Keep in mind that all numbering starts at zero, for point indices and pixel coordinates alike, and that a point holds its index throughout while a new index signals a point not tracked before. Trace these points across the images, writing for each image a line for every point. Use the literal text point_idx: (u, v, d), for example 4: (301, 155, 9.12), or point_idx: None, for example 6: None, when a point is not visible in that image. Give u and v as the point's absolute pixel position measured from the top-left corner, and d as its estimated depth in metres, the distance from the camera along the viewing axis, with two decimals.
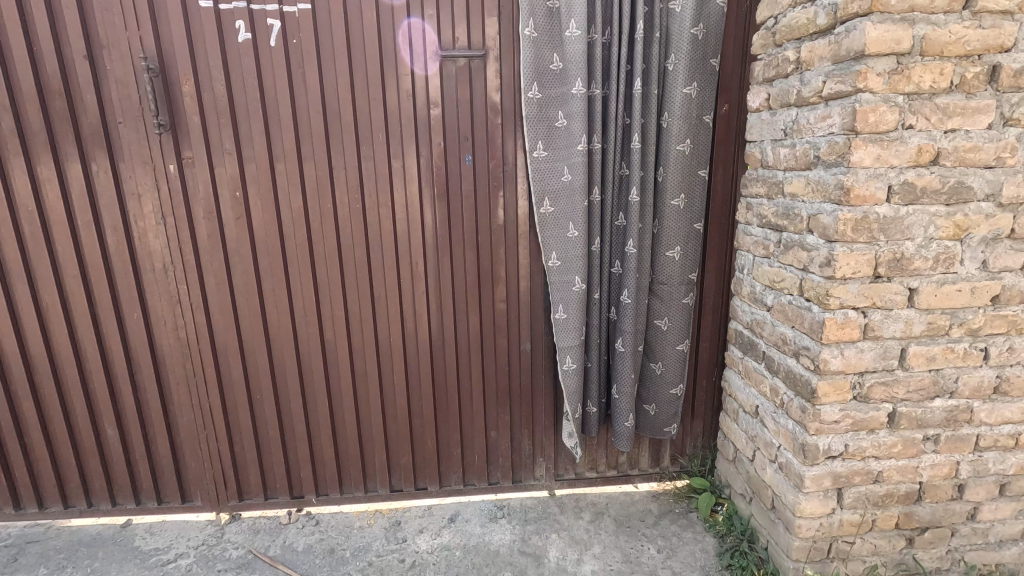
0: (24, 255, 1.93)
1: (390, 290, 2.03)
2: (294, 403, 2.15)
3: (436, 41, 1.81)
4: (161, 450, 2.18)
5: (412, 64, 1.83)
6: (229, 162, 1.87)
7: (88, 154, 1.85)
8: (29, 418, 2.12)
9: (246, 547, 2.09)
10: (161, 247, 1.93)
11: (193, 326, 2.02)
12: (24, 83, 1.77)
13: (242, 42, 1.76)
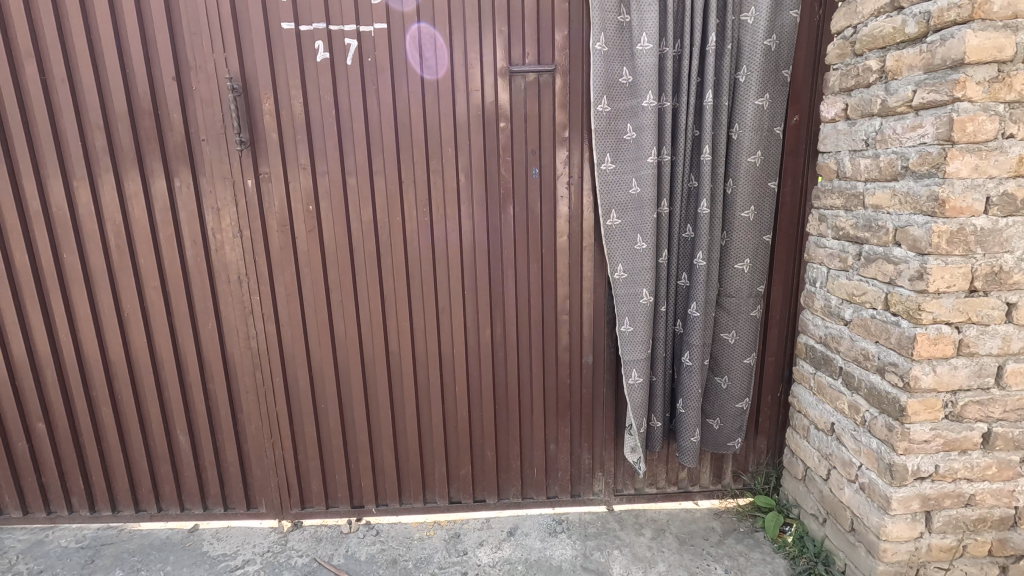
0: (109, 266, 2.02)
1: (455, 302, 2.05)
2: (357, 414, 2.18)
3: (432, 69, 1.85)
4: (229, 456, 2.24)
5: (407, 43, 1.82)
6: (304, 176, 1.92)
7: (172, 170, 1.93)
8: (107, 423, 2.20)
9: (310, 555, 2.11)
10: (237, 259, 1.99)
11: (263, 336, 2.07)
12: (117, 104, 1.86)
13: (321, 61, 1.82)
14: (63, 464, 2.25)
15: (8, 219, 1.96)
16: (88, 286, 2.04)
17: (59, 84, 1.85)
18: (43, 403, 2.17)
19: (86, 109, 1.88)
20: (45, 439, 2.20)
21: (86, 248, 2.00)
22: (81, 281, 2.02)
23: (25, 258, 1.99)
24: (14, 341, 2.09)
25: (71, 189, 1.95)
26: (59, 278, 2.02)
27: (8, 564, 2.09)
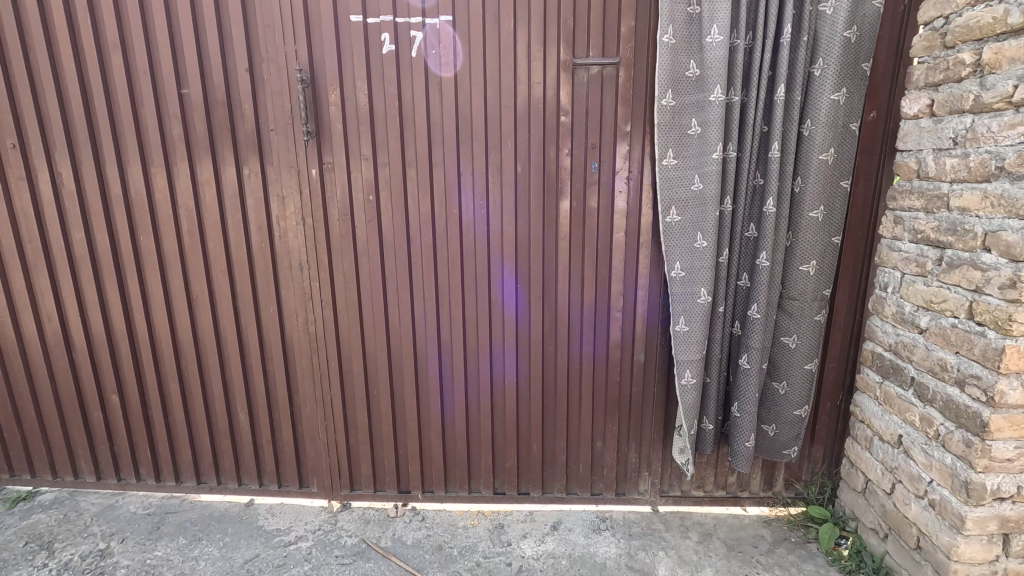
0: (181, 250, 2.12)
1: (508, 294, 2.06)
2: (407, 402, 2.22)
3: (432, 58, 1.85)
4: (285, 436, 2.32)
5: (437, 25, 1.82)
6: (366, 167, 1.96)
7: (242, 159, 2.00)
8: (174, 398, 2.31)
9: (359, 536, 2.17)
10: (299, 246, 2.05)
11: (321, 322, 2.13)
12: (193, 94, 1.95)
13: (386, 53, 1.85)
14: (133, 435, 2.39)
15: (92, 202, 2.08)
16: (161, 268, 2.14)
17: (142, 75, 1.95)
18: (117, 377, 2.30)
19: (165, 99, 1.97)
20: (119, 410, 2.34)
21: (161, 232, 2.10)
22: (155, 263, 2.13)
23: (106, 240, 2.11)
24: (94, 317, 2.22)
25: (149, 175, 2.05)
26: (135, 259, 2.13)
27: (84, 525, 2.24)
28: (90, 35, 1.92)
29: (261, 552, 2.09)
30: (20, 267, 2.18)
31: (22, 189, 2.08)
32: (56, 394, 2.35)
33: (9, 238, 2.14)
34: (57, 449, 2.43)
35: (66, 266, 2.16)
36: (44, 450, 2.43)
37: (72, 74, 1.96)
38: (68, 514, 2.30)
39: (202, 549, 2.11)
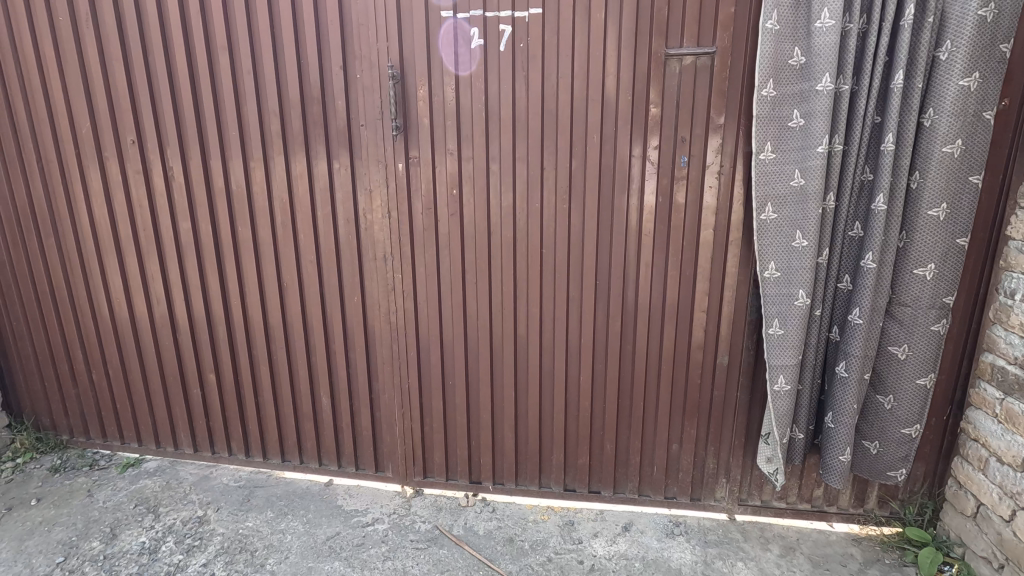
0: (274, 239, 2.23)
1: (587, 290, 2.03)
2: (482, 394, 2.24)
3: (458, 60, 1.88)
4: (363, 420, 2.41)
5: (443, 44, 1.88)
6: (450, 161, 1.99)
7: (333, 153, 2.08)
8: (263, 379, 2.45)
9: (433, 522, 2.23)
10: (384, 238, 2.11)
11: (402, 312, 2.19)
12: (291, 92, 2.04)
13: (475, 48, 1.86)
14: (227, 412, 2.56)
15: (198, 193, 2.23)
16: (256, 256, 2.27)
17: (245, 73, 2.06)
18: (214, 358, 2.47)
19: (265, 97, 2.08)
20: (215, 388, 2.51)
21: (256, 222, 2.22)
22: (251, 251, 2.25)
23: (209, 229, 2.26)
24: (196, 301, 2.39)
25: (248, 169, 2.17)
26: (234, 248, 2.27)
27: (184, 492, 2.43)
28: (201, 37, 2.06)
29: (341, 530, 2.19)
30: (135, 253, 2.37)
31: (139, 182, 2.27)
32: (161, 371, 2.55)
33: (127, 226, 2.34)
34: (160, 421, 2.65)
35: (174, 253, 2.33)
36: (149, 421, 2.65)
37: (185, 73, 2.10)
38: (170, 481, 2.51)
39: (288, 523, 2.23)
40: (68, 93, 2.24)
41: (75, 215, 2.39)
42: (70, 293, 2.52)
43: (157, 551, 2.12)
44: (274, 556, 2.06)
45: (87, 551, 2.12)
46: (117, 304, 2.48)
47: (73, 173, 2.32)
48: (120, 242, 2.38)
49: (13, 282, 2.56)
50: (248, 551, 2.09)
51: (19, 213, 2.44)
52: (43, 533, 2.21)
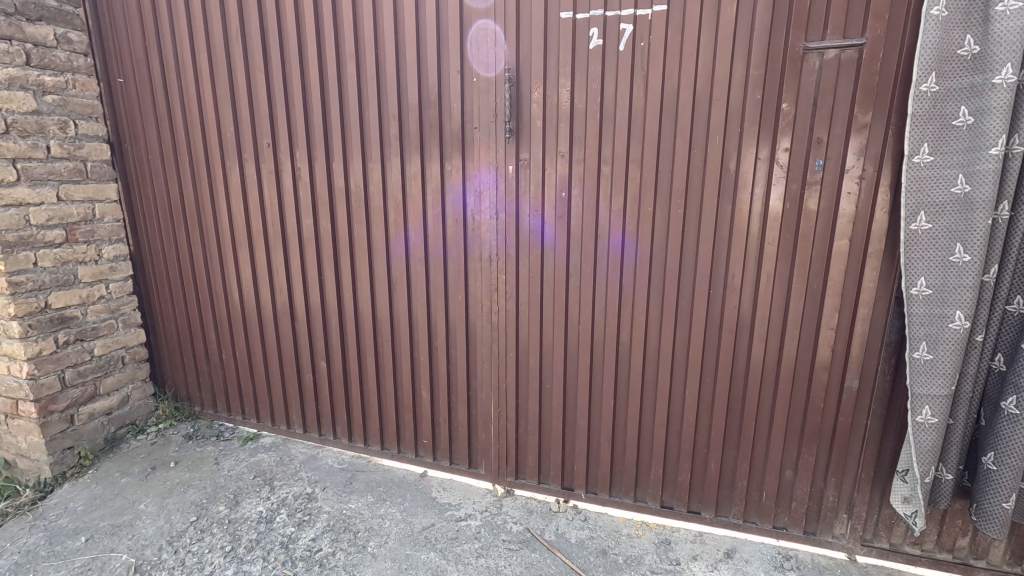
0: (387, 238, 2.34)
1: (699, 299, 1.93)
2: (580, 400, 2.21)
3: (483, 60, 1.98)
4: (460, 416, 2.45)
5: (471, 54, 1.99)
6: (561, 163, 1.97)
7: (446, 155, 2.14)
8: (369, 370, 2.58)
9: (524, 524, 2.22)
10: (491, 239, 2.14)
11: (504, 312, 2.21)
12: (411, 96, 2.13)
13: (594, 48, 1.83)
14: (333, 398, 2.72)
15: (321, 192, 2.39)
16: (368, 253, 2.39)
17: (369, 80, 2.18)
18: (326, 347, 2.64)
19: (386, 101, 2.18)
20: (325, 374, 2.68)
21: (371, 221, 2.35)
22: (365, 248, 2.38)
23: (329, 226, 2.42)
24: (313, 293, 2.57)
25: (367, 170, 2.29)
26: (349, 244, 2.41)
27: (295, 469, 2.62)
28: (332, 47, 2.21)
29: (436, 522, 2.25)
30: (264, 246, 2.59)
31: (271, 181, 2.48)
32: (279, 355, 2.76)
33: (258, 221, 2.56)
34: (276, 402, 2.88)
35: (297, 248, 2.52)
36: (267, 400, 2.88)
37: (316, 81, 2.27)
38: (283, 457, 2.71)
39: (387, 509, 2.33)
40: (217, 101, 2.49)
41: (216, 210, 2.66)
42: (209, 280, 2.80)
43: (273, 520, 2.30)
44: (374, 539, 2.16)
45: (214, 514, 2.34)
46: (246, 292, 2.72)
47: (217, 173, 2.58)
48: (252, 236, 2.62)
49: (164, 268, 2.91)
50: (351, 532, 2.20)
51: (172, 207, 2.76)
52: (180, 493, 2.48)
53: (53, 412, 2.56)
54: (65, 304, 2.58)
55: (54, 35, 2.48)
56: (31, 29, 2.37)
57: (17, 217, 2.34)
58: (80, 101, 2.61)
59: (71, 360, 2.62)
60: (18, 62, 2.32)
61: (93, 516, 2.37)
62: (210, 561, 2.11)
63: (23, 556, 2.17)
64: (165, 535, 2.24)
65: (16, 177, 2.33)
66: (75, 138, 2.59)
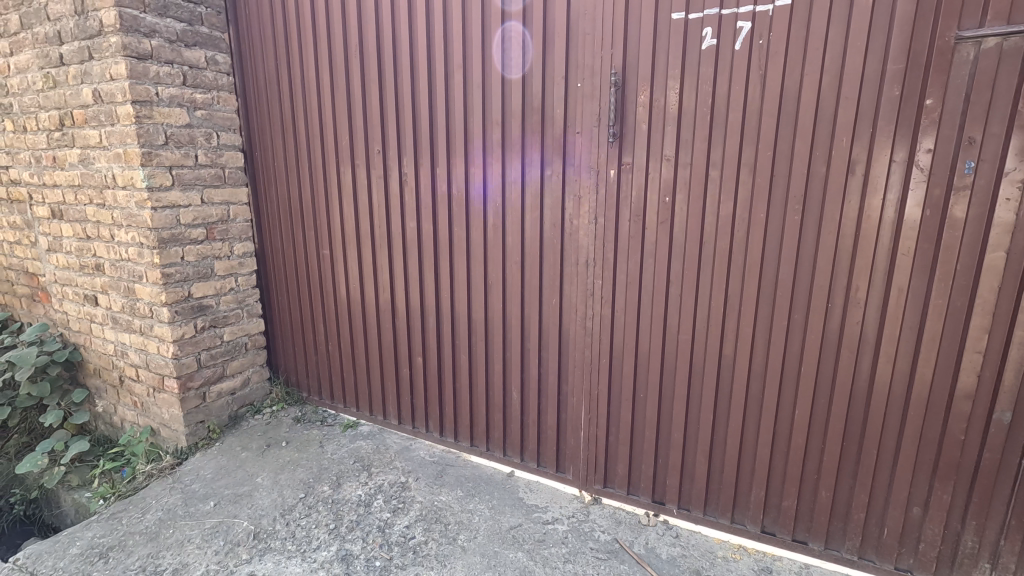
0: (485, 240, 2.41)
1: (816, 312, 1.79)
2: (676, 411, 2.13)
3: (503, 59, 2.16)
4: (549, 420, 2.46)
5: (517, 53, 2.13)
6: (666, 168, 1.92)
7: (546, 160, 2.17)
8: (462, 368, 2.67)
9: (612, 534, 2.18)
10: (589, 243, 2.13)
11: (599, 317, 2.19)
12: (515, 103, 2.18)
13: (706, 49, 1.77)
14: (428, 393, 2.84)
15: (424, 196, 2.51)
16: (467, 255, 2.48)
17: (475, 88, 2.26)
18: (423, 344, 2.76)
19: (490, 108, 2.25)
20: (421, 370, 2.81)
21: (471, 224, 2.43)
22: (464, 250, 2.47)
23: (430, 229, 2.54)
24: (413, 291, 2.70)
25: (469, 175, 2.37)
26: (449, 246, 2.51)
27: (391, 458, 2.77)
28: (442, 58, 2.32)
29: (523, 522, 2.27)
30: (371, 246, 2.77)
31: (380, 186, 2.64)
32: (379, 349, 2.94)
33: (367, 223, 2.75)
34: (374, 393, 3.05)
35: (400, 248, 2.67)
36: (367, 391, 3.07)
37: (425, 90, 2.39)
38: (380, 446, 2.88)
39: (476, 504, 2.39)
40: (335, 112, 2.71)
41: (330, 212, 2.88)
42: (321, 276, 3.04)
43: (371, 504, 2.44)
44: (464, 533, 2.23)
45: (320, 493, 2.53)
46: (353, 289, 2.92)
47: (332, 178, 2.80)
48: (360, 236, 2.81)
49: (283, 264, 3.20)
50: (442, 523, 2.29)
51: (292, 210, 3.03)
52: (291, 470, 2.71)
53: (191, 388, 2.90)
54: (203, 294, 2.92)
55: (205, 58, 2.84)
56: (188, 53, 2.73)
57: (170, 217, 2.69)
58: (223, 115, 2.95)
59: (205, 343, 2.96)
60: (177, 82, 2.68)
61: (220, 484, 2.66)
62: (316, 536, 2.28)
63: (165, 513, 2.49)
64: (279, 507, 2.46)
65: (171, 183, 2.68)
66: (218, 148, 2.93)
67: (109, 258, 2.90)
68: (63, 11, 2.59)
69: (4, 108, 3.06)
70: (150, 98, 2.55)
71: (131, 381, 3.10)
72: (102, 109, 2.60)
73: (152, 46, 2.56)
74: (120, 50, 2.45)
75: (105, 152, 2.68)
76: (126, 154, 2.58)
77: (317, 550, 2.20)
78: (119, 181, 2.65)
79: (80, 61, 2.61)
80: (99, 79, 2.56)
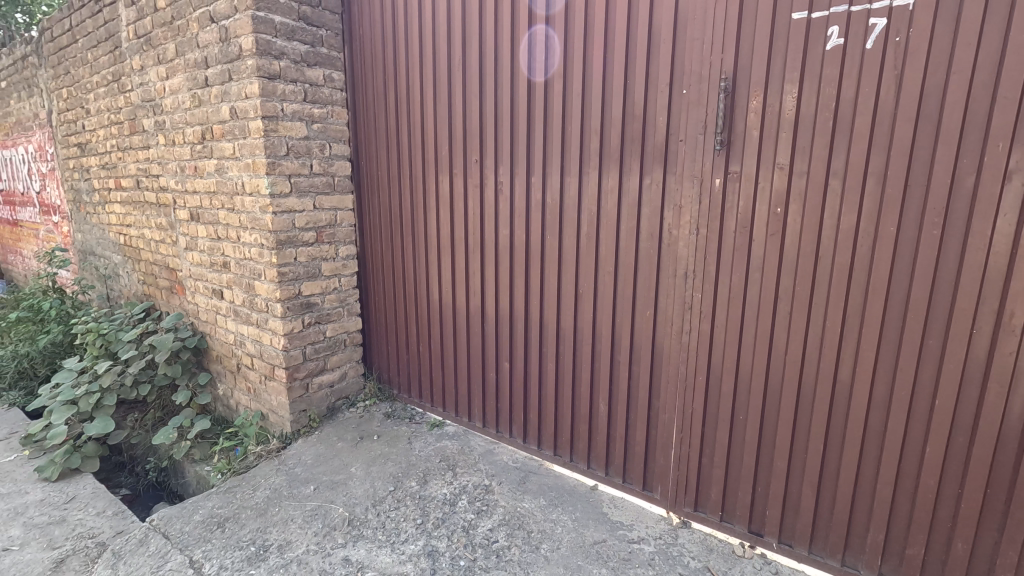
0: (577, 248, 2.40)
1: (956, 339, 1.59)
2: (780, 437, 1.98)
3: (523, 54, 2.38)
4: (638, 435, 2.38)
5: (622, 59, 2.09)
6: (778, 177, 1.81)
7: (646, 169, 2.12)
8: (549, 376, 2.66)
9: (703, 562, 2.07)
10: (688, 254, 2.06)
11: (697, 332, 2.10)
12: (615, 110, 2.15)
13: (832, 49, 1.65)
14: (513, 399, 2.87)
15: (518, 205, 2.56)
16: (559, 263, 2.48)
17: (574, 97, 2.26)
18: (510, 349, 2.80)
19: (589, 117, 2.24)
20: (508, 375, 2.84)
21: (564, 233, 2.43)
22: (555, 258, 2.48)
23: (523, 237, 2.58)
24: (504, 297, 2.75)
25: (564, 183, 2.38)
26: (541, 254, 2.53)
27: (474, 460, 2.82)
28: (542, 70, 2.35)
29: (607, 538, 2.21)
30: (465, 252, 2.87)
31: (476, 194, 2.73)
32: (468, 353, 3.02)
33: (461, 229, 2.84)
34: (460, 395, 3.13)
35: (492, 254, 2.73)
36: (454, 392, 3.16)
37: (524, 100, 2.44)
38: (464, 447, 2.94)
39: (559, 514, 2.37)
40: (436, 123, 2.83)
41: (427, 218, 3.01)
42: (416, 279, 3.19)
43: (456, 504, 2.50)
44: (547, 542, 2.21)
45: (408, 488, 2.63)
46: (445, 293, 3.03)
47: (431, 186, 2.93)
48: (454, 242, 2.91)
49: (382, 267, 3.39)
50: (525, 530, 2.29)
51: (393, 216, 3.21)
52: (381, 463, 2.85)
53: (297, 378, 3.15)
54: (311, 292, 3.17)
55: (324, 76, 3.09)
56: (310, 72, 2.99)
57: (287, 221, 2.96)
58: (336, 127, 3.20)
59: (311, 338, 3.20)
60: (298, 99, 2.95)
61: (318, 470, 2.85)
62: (404, 529, 2.38)
63: (272, 492, 2.71)
64: (371, 498, 2.59)
65: (290, 190, 2.94)
66: (330, 157, 3.18)
67: (235, 257, 3.23)
68: (210, 38, 2.95)
69: (158, 125, 3.52)
70: (276, 113, 2.82)
71: (247, 368, 3.42)
72: (237, 124, 2.91)
73: (280, 67, 2.83)
74: (255, 71, 2.73)
75: (236, 162, 2.99)
76: (254, 164, 2.87)
77: (406, 543, 2.29)
78: (247, 188, 2.96)
79: (221, 82, 2.95)
80: (236, 97, 2.87)
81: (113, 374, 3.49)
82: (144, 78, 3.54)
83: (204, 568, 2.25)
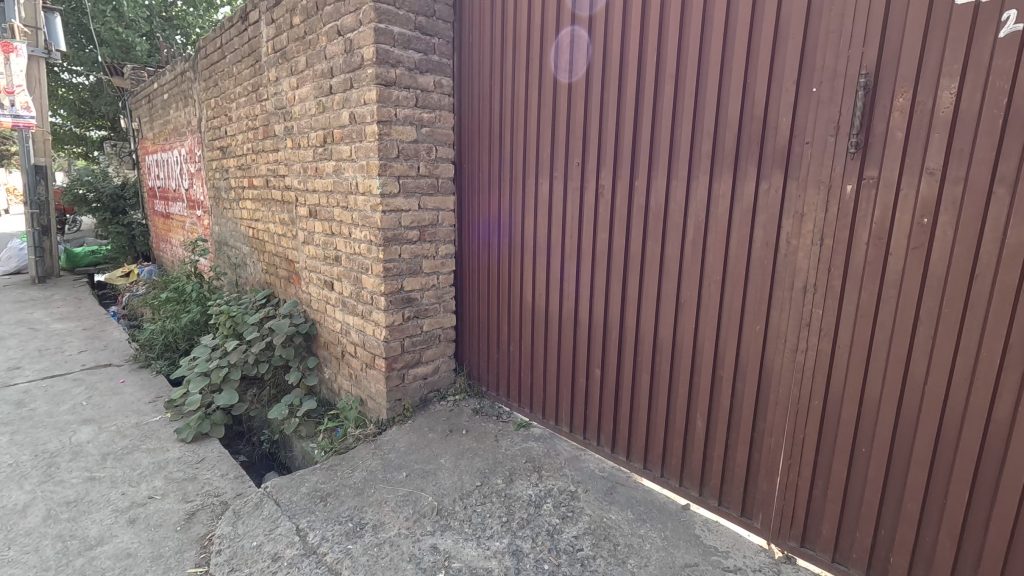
0: (681, 256, 2.30)
1: None
2: (912, 477, 1.75)
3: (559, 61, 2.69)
4: (738, 457, 2.23)
5: (742, 58, 1.98)
6: (926, 184, 1.61)
7: (764, 172, 1.98)
8: (642, 386, 2.58)
9: None
10: (808, 267, 1.90)
11: (814, 351, 1.93)
12: (731, 110, 2.03)
13: (1005, 38, 1.43)
14: (603, 407, 2.81)
15: (619, 208, 2.50)
16: (660, 270, 2.39)
17: (687, 97, 2.17)
18: (602, 355, 2.76)
19: (701, 118, 2.14)
20: (598, 382, 2.79)
21: (667, 239, 2.35)
22: (656, 264, 2.39)
23: (623, 242, 2.52)
24: (599, 303, 2.71)
25: (670, 187, 2.30)
26: (641, 260, 2.46)
27: (561, 465, 2.80)
28: (652, 71, 2.28)
29: (700, 563, 2.08)
30: (561, 255, 2.86)
31: (576, 197, 2.71)
32: (558, 356, 3.01)
33: (558, 232, 2.85)
34: (548, 398, 3.13)
35: (589, 258, 2.70)
36: (542, 395, 3.16)
37: (632, 102, 2.38)
38: (550, 450, 2.93)
39: (647, 531, 2.28)
40: (539, 126, 2.86)
41: (525, 221, 3.05)
42: (511, 280, 3.24)
43: (541, 506, 2.50)
44: (634, 558, 2.14)
45: (494, 485, 2.67)
46: (539, 295, 3.05)
47: (530, 188, 2.96)
48: (551, 245, 2.92)
49: (478, 267, 3.48)
50: (611, 542, 2.23)
51: (491, 217, 3.28)
52: (469, 458, 2.92)
53: (395, 368, 3.32)
54: (412, 288, 3.33)
55: (434, 82, 3.24)
56: (422, 79, 3.16)
57: (395, 220, 3.13)
58: (442, 131, 3.34)
59: (409, 331, 3.37)
60: (410, 104, 3.12)
61: (410, 458, 2.98)
62: (490, 525, 2.41)
63: (368, 474, 2.88)
64: (458, 490, 2.66)
65: (398, 190, 3.12)
66: (436, 160, 3.32)
67: (346, 252, 3.48)
68: (336, 50, 3.21)
69: (287, 130, 3.89)
70: (390, 118, 3.00)
71: (350, 355, 3.66)
72: (355, 129, 3.14)
73: (396, 74, 3.01)
74: (374, 79, 2.93)
75: (352, 163, 3.23)
76: (368, 166, 3.08)
77: (491, 539, 2.33)
78: (360, 188, 3.17)
79: (343, 90, 3.20)
80: (355, 104, 3.10)
81: (240, 351, 3.92)
82: (278, 88, 3.94)
83: (308, 537, 2.45)
